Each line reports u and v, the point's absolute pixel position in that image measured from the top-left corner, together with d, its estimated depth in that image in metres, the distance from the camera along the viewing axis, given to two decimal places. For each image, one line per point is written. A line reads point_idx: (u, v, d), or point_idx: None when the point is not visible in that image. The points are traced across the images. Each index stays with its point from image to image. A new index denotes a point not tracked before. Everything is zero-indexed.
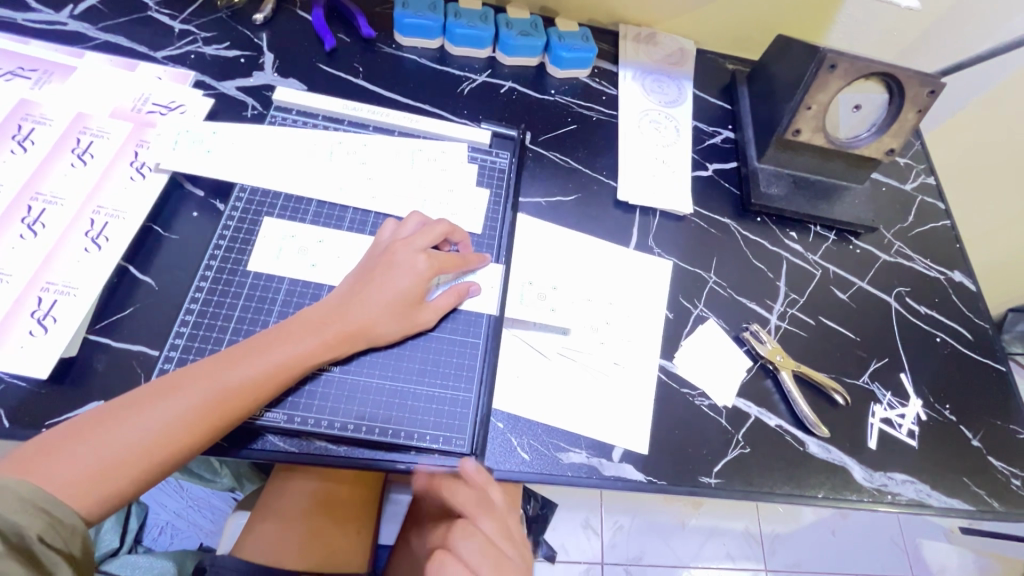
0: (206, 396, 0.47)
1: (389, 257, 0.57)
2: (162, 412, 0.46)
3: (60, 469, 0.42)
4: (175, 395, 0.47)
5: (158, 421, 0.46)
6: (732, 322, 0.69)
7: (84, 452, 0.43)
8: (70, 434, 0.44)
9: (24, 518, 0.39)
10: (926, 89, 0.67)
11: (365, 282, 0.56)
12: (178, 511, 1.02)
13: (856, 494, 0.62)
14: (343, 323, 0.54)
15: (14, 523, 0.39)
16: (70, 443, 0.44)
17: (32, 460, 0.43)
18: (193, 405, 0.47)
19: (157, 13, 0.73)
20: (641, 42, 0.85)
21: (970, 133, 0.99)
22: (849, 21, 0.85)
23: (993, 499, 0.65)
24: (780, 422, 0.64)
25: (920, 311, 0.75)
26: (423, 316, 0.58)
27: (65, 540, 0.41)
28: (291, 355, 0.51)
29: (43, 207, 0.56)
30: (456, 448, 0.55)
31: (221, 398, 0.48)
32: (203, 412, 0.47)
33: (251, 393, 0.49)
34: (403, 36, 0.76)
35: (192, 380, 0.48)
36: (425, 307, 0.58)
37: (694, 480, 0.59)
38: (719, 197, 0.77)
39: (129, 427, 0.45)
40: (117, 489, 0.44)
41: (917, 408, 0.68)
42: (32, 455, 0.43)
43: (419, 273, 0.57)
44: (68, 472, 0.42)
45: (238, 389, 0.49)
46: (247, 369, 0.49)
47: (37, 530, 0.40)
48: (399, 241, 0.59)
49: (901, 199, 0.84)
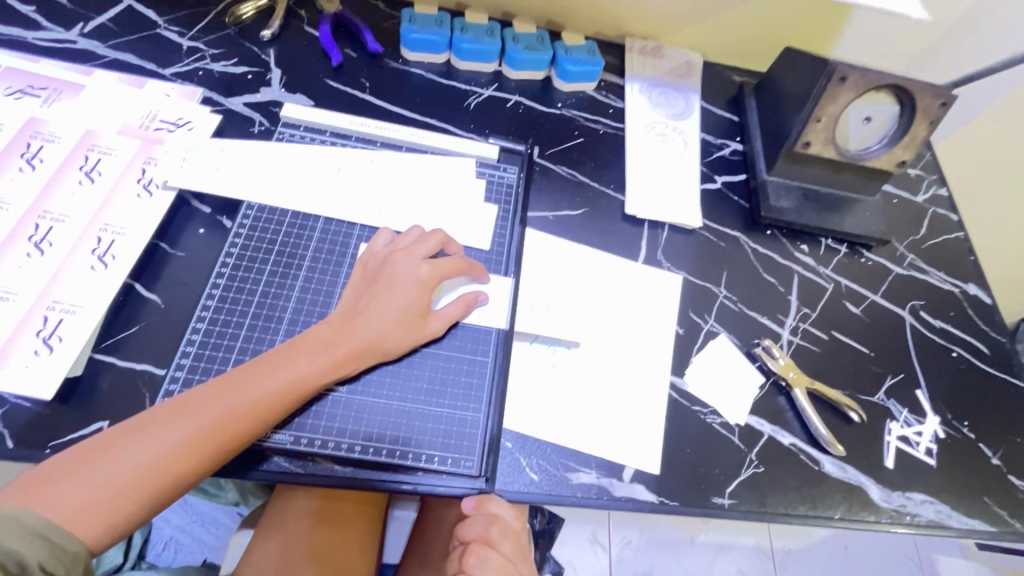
0: (215, 420, 0.47)
1: (390, 268, 0.57)
2: (168, 436, 0.45)
3: (65, 496, 0.42)
4: (182, 419, 0.46)
5: (165, 445, 0.45)
6: (743, 337, 0.68)
7: (89, 479, 0.43)
8: (76, 458, 0.44)
9: (25, 547, 0.39)
10: (939, 101, 0.66)
11: (371, 299, 0.56)
12: (182, 526, 1.01)
13: (873, 515, 0.60)
14: (351, 340, 0.53)
15: (13, 551, 0.38)
16: (77, 468, 0.43)
17: (35, 486, 0.42)
18: (201, 429, 0.46)
19: (165, 30, 0.73)
20: (647, 54, 0.85)
21: (981, 143, 0.98)
22: (857, 33, 0.85)
23: (1014, 519, 0.63)
24: (794, 440, 0.62)
25: (934, 325, 0.74)
26: (431, 329, 0.57)
27: (66, 568, 0.41)
28: (301, 375, 0.51)
29: (49, 226, 0.56)
30: (464, 470, 0.54)
31: (230, 421, 0.47)
32: (211, 435, 0.46)
33: (260, 415, 0.49)
34: (410, 51, 0.77)
35: (198, 403, 0.47)
36: (431, 319, 0.57)
37: (707, 502, 0.58)
38: (728, 210, 0.76)
39: (136, 452, 0.44)
40: (123, 515, 0.43)
41: (934, 426, 0.67)
42: (37, 480, 0.42)
43: (420, 284, 0.57)
44: (73, 500, 0.42)
45: (248, 410, 0.48)
46: (256, 391, 0.49)
47: (38, 559, 0.39)
48: (396, 253, 0.59)
49: (913, 211, 0.83)
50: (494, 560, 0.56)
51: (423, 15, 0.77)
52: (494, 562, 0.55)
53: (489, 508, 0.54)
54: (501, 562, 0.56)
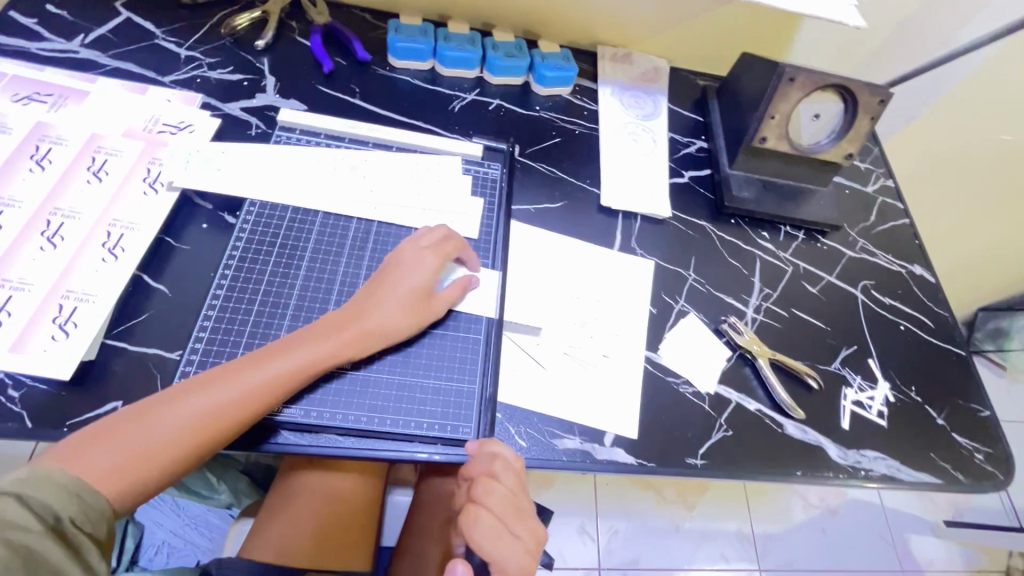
0: (233, 393, 0.51)
1: (395, 258, 0.62)
2: (189, 406, 0.49)
3: (94, 458, 0.45)
4: (203, 391, 0.50)
5: (187, 414, 0.49)
6: (711, 315, 0.74)
7: (115, 445, 0.46)
8: (105, 428, 0.47)
9: (56, 500, 0.42)
10: (876, 99, 0.74)
11: (380, 288, 0.60)
12: (175, 529, 1.00)
13: (832, 471, 0.66)
14: (359, 325, 0.58)
15: (49, 506, 0.41)
16: (106, 434, 0.47)
17: (69, 450, 0.46)
18: (220, 400, 0.50)
19: (163, 40, 0.77)
20: (617, 61, 0.91)
21: (925, 139, 1.07)
22: (807, 39, 0.93)
23: (959, 472, 0.70)
24: (759, 406, 0.68)
25: (883, 302, 0.81)
26: (433, 314, 0.62)
27: (91, 523, 0.43)
28: (312, 356, 0.55)
29: (60, 221, 0.60)
30: (463, 436, 0.59)
31: (245, 396, 0.51)
32: (229, 407, 0.50)
33: (274, 390, 0.52)
34: (396, 59, 0.82)
35: (219, 378, 0.51)
36: (433, 305, 0.62)
37: (682, 462, 0.63)
38: (695, 201, 0.83)
39: (161, 420, 0.48)
40: (144, 478, 0.47)
41: (885, 391, 0.73)
42: (71, 445, 0.46)
43: (424, 271, 0.61)
44: (101, 463, 0.45)
45: (263, 386, 0.52)
46: (271, 367, 0.53)
47: (69, 513, 0.42)
48: (401, 245, 0.64)
49: (863, 200, 0.90)
50: (500, 493, 0.55)
51: (408, 26, 0.83)
52: (500, 494, 0.55)
53: (492, 448, 0.56)
54: (507, 495, 0.56)
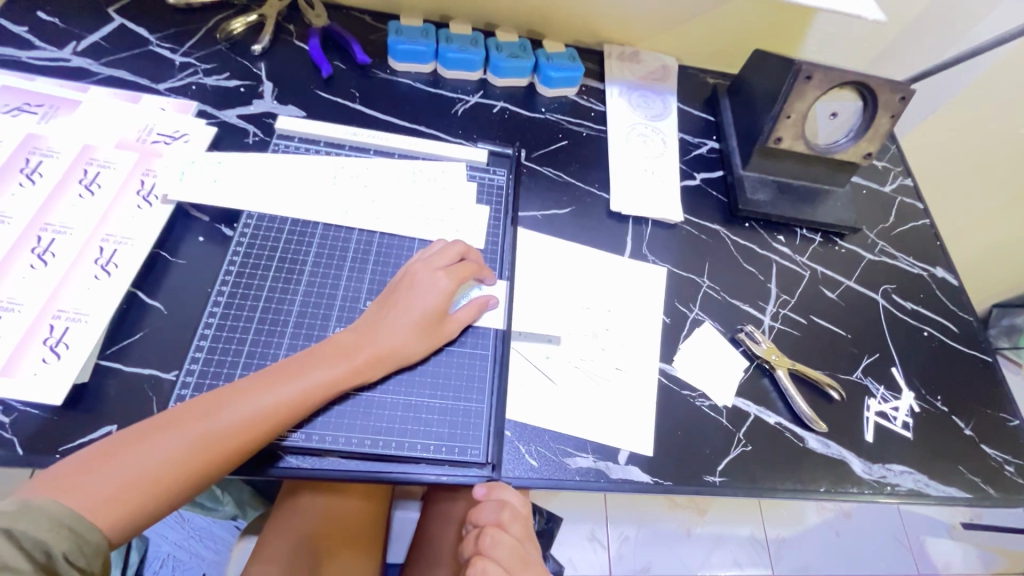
0: (238, 421, 0.48)
1: (410, 277, 0.60)
2: (192, 433, 0.47)
3: (89, 487, 0.43)
4: (207, 417, 0.48)
5: (190, 441, 0.47)
6: (727, 324, 0.71)
7: (112, 473, 0.44)
8: (101, 452, 0.45)
9: (50, 537, 0.40)
10: (898, 95, 0.71)
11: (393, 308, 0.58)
12: (180, 542, 0.98)
13: (856, 487, 0.64)
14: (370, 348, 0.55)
15: (41, 542, 0.39)
16: (103, 461, 0.44)
17: (61, 479, 0.43)
18: (224, 428, 0.48)
19: (157, 46, 0.75)
20: (625, 60, 0.89)
21: (943, 135, 1.04)
22: (821, 34, 0.90)
23: (988, 485, 0.67)
24: (779, 419, 0.66)
25: (905, 307, 0.78)
26: (445, 336, 0.60)
27: (87, 559, 0.41)
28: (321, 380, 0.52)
29: (51, 238, 0.58)
30: (471, 458, 0.56)
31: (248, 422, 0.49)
32: (234, 434, 0.48)
33: (282, 417, 0.50)
34: (397, 62, 0.80)
35: (224, 402, 0.49)
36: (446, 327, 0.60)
37: (699, 480, 0.60)
38: (708, 204, 0.80)
39: (162, 447, 0.46)
40: (142, 508, 0.45)
41: (910, 401, 0.70)
42: (64, 473, 0.43)
43: (440, 292, 0.59)
44: (95, 492, 0.43)
45: (266, 412, 0.50)
46: (279, 393, 0.51)
47: (63, 549, 0.40)
48: (416, 262, 0.61)
49: (881, 200, 0.87)
50: (508, 542, 0.55)
51: (408, 27, 0.80)
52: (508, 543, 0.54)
53: (500, 494, 0.55)
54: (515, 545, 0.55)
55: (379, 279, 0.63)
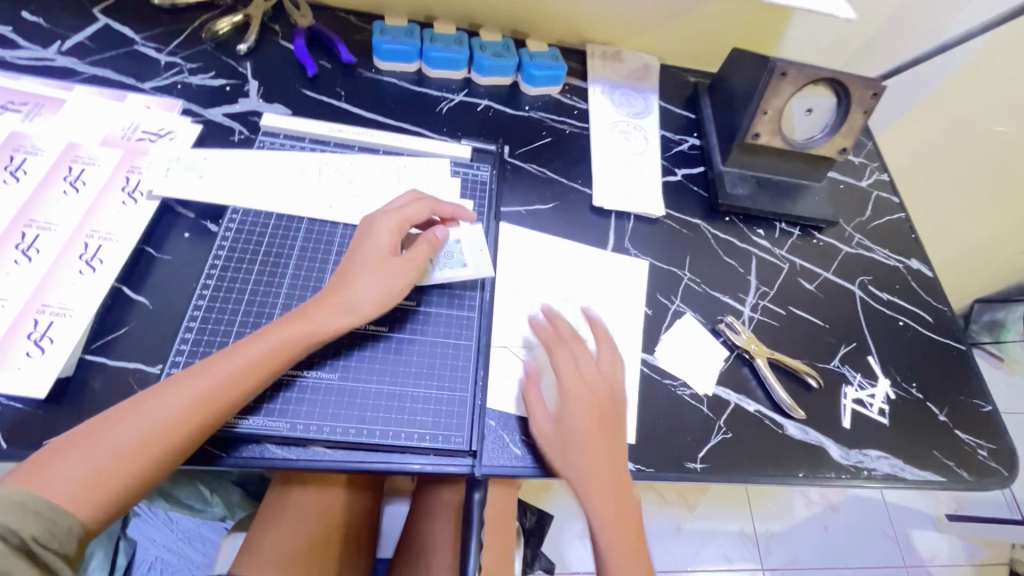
0: (202, 391, 0.49)
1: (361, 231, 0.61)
2: (157, 410, 0.48)
3: (58, 473, 0.44)
4: (170, 392, 0.49)
5: (156, 418, 0.47)
6: (707, 315, 0.72)
7: (80, 458, 0.45)
8: (70, 441, 0.46)
9: (19, 523, 0.41)
10: (869, 92, 0.73)
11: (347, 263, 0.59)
12: (168, 544, 0.97)
13: (834, 472, 0.65)
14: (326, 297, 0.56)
15: (9, 527, 0.40)
16: (71, 448, 0.45)
17: (32, 468, 0.44)
18: (189, 399, 0.48)
19: (143, 46, 0.76)
20: (607, 59, 0.90)
21: (918, 132, 1.07)
22: (798, 33, 0.92)
23: (962, 469, 0.69)
24: (759, 407, 0.67)
25: (882, 297, 0.80)
26: (409, 274, 0.59)
27: (59, 541, 0.43)
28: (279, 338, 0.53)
29: (36, 234, 0.58)
30: (455, 446, 0.57)
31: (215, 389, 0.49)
32: (200, 405, 0.49)
33: (245, 381, 0.51)
34: (382, 61, 0.81)
35: (188, 376, 0.50)
36: (403, 261, 0.59)
37: (680, 466, 0.62)
38: (689, 199, 0.81)
39: (129, 427, 0.47)
40: (116, 490, 0.45)
41: (886, 388, 0.72)
42: (33, 464, 0.44)
43: (384, 234, 0.59)
44: (69, 475, 0.44)
45: (232, 376, 0.50)
46: (239, 358, 0.51)
47: (32, 532, 0.41)
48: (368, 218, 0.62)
49: (858, 195, 0.89)
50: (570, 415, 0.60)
51: (393, 27, 0.81)
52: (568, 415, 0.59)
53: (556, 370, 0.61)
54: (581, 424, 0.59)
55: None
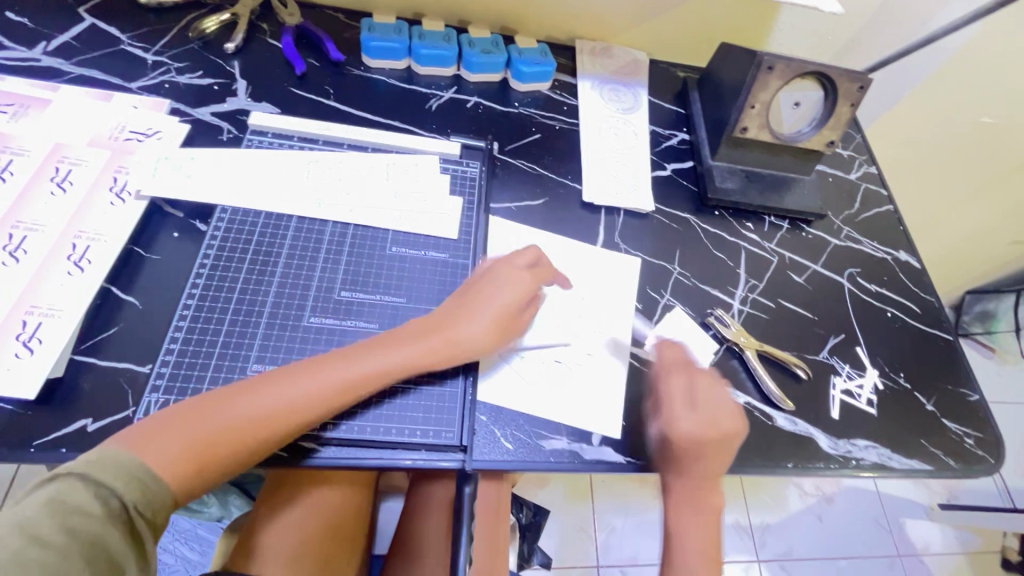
0: (309, 394, 0.52)
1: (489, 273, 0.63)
2: (268, 400, 0.50)
3: (168, 444, 0.46)
4: (283, 387, 0.51)
5: (265, 407, 0.50)
6: (697, 309, 0.73)
7: (191, 431, 0.48)
8: (185, 413, 0.49)
9: (120, 487, 0.43)
10: (856, 85, 0.73)
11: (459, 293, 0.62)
12: (164, 545, 0.97)
13: (823, 462, 0.66)
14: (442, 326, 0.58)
15: (111, 490, 0.42)
16: (185, 421, 0.48)
17: (145, 433, 0.47)
18: (298, 399, 0.51)
19: (129, 46, 0.75)
20: (596, 55, 0.90)
21: (907, 125, 1.07)
22: (786, 27, 0.92)
23: (950, 457, 0.70)
24: (749, 399, 0.68)
25: (870, 289, 0.80)
26: (517, 327, 0.61)
27: (149, 510, 0.44)
28: (393, 359, 0.55)
29: (23, 235, 0.58)
30: (446, 441, 0.57)
31: (324, 398, 0.52)
32: (307, 407, 0.51)
33: (351, 393, 0.53)
34: (371, 58, 0.81)
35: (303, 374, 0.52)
36: (520, 314, 0.62)
37: (670, 458, 0.62)
38: (678, 194, 0.82)
39: (239, 409, 0.49)
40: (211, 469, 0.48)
41: (874, 378, 0.73)
42: (145, 429, 0.47)
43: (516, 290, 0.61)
44: (176, 447, 0.46)
45: (338, 388, 0.53)
46: (354, 369, 0.54)
47: (131, 499, 0.43)
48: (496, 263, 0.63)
49: (846, 188, 0.90)
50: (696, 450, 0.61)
51: (382, 24, 0.81)
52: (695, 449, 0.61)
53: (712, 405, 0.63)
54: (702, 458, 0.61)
55: (353, 270, 0.64)
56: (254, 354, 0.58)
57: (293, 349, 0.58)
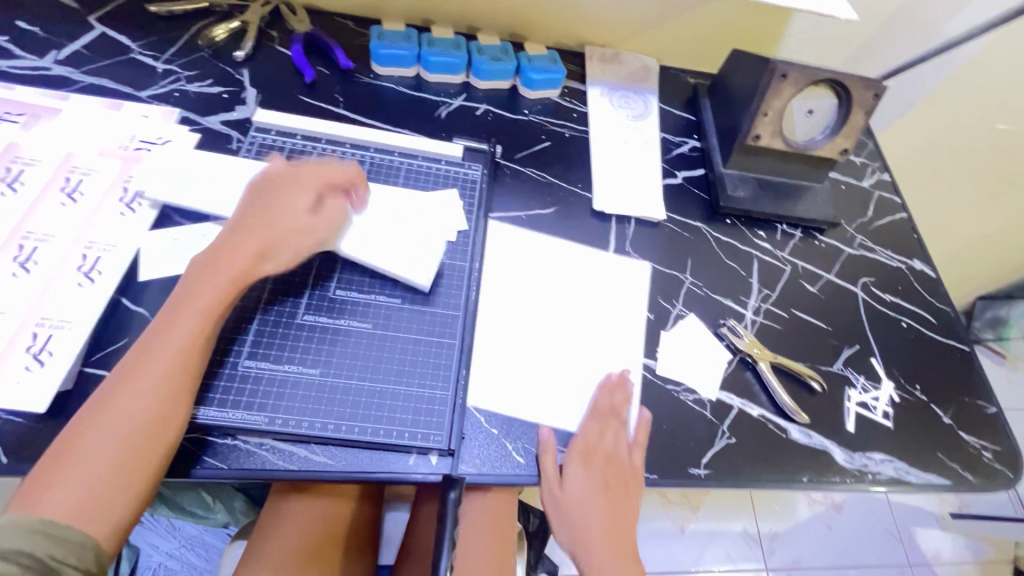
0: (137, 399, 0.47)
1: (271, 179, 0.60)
2: (111, 422, 0.46)
3: (54, 494, 0.43)
4: (117, 400, 0.47)
5: (112, 426, 0.46)
6: (709, 319, 0.72)
7: (71, 472, 0.44)
8: (47, 466, 0.44)
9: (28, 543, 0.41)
10: (870, 92, 0.72)
11: (250, 213, 0.57)
12: (172, 551, 0.93)
13: (838, 476, 0.65)
14: (228, 280, 0.54)
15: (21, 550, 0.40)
16: (52, 471, 0.44)
17: (31, 491, 0.43)
18: (143, 401, 0.47)
19: (139, 54, 0.75)
20: (606, 61, 0.90)
21: (920, 131, 1.06)
22: (797, 32, 0.92)
23: (967, 471, 0.69)
24: (763, 411, 0.67)
25: (885, 300, 0.79)
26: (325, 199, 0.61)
27: (76, 556, 0.42)
28: (184, 335, 0.51)
29: (34, 246, 0.58)
30: (435, 445, 0.56)
31: (159, 387, 0.48)
32: (157, 400, 0.48)
33: (182, 373, 0.50)
34: (380, 66, 0.80)
35: (114, 392, 0.48)
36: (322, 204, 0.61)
37: (684, 472, 0.61)
38: (690, 202, 0.81)
39: (97, 443, 0.45)
40: (133, 490, 0.46)
41: (890, 391, 0.72)
42: (28, 489, 0.43)
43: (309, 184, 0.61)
44: (69, 491, 0.44)
45: (171, 371, 0.49)
46: (162, 355, 0.49)
47: (46, 551, 0.41)
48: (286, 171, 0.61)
49: (859, 196, 0.89)
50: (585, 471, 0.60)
51: (391, 32, 0.81)
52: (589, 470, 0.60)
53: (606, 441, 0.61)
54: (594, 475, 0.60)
55: (348, 268, 0.64)
56: (246, 350, 0.57)
57: (284, 346, 0.58)
